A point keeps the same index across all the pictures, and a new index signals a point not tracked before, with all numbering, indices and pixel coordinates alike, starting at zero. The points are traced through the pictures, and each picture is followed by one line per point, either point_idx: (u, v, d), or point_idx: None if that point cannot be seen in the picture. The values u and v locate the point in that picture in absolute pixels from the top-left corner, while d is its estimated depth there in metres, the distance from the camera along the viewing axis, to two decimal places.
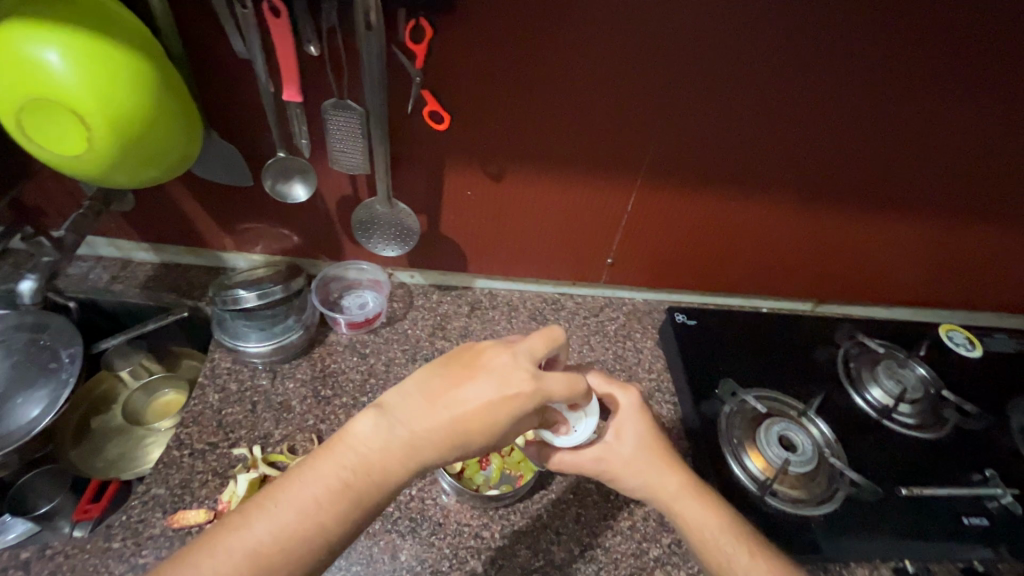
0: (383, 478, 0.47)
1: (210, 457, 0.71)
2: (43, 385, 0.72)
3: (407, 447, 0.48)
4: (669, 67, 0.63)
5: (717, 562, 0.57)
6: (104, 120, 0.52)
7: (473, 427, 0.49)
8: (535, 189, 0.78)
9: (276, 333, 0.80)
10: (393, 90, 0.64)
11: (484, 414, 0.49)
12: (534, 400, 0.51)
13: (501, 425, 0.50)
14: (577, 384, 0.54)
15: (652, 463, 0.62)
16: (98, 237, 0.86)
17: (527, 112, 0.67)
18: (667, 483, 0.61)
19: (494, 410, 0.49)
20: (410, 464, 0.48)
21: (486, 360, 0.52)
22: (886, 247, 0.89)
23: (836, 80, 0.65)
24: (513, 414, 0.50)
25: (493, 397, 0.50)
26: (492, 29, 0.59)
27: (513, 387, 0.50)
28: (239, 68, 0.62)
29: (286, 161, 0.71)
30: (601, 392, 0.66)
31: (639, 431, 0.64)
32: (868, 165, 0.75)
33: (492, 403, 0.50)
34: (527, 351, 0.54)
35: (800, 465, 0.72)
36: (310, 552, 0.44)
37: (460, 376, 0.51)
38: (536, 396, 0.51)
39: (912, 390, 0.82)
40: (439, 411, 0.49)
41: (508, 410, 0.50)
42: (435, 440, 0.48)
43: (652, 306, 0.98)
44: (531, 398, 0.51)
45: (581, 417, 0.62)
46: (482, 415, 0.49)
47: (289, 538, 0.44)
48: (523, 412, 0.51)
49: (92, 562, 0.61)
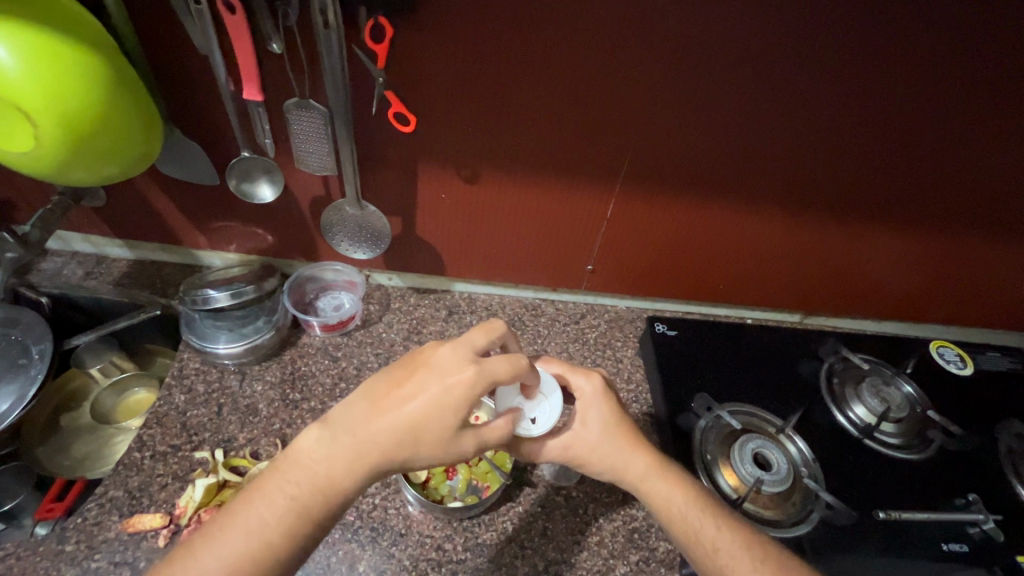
0: (327, 487, 0.46)
1: (171, 460, 0.70)
2: (10, 380, 0.71)
3: (349, 458, 0.47)
4: (645, 72, 0.61)
5: None
6: (55, 119, 0.51)
7: (421, 427, 0.47)
8: (512, 194, 0.76)
9: (246, 334, 0.79)
10: (358, 90, 0.63)
11: (427, 411, 0.47)
12: (482, 386, 0.48)
13: (450, 421, 0.47)
14: (519, 362, 0.51)
15: (618, 449, 0.60)
16: (72, 232, 0.85)
17: (499, 115, 0.66)
18: (639, 483, 0.59)
19: (440, 407, 0.47)
20: (354, 477, 0.47)
21: (427, 357, 0.51)
22: (874, 260, 0.87)
23: (815, 90, 0.63)
24: (462, 406, 0.48)
25: (435, 394, 0.48)
26: (458, 29, 0.57)
27: (454, 379, 0.48)
28: (200, 65, 0.61)
29: (250, 160, 0.70)
30: (558, 377, 0.64)
31: (605, 414, 0.61)
32: (853, 175, 0.73)
33: (435, 399, 0.48)
34: (466, 343, 0.52)
35: (774, 485, 0.69)
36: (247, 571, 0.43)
37: (401, 379, 0.50)
38: (479, 382, 0.48)
39: (897, 409, 0.80)
40: (381, 417, 0.48)
41: (449, 405, 0.47)
42: (384, 445, 0.47)
43: (635, 314, 0.96)
44: (475, 378, 0.48)
45: (541, 401, 0.60)
46: (425, 414, 0.47)
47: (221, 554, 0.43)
48: (469, 403, 0.48)
49: (44, 564, 0.61)
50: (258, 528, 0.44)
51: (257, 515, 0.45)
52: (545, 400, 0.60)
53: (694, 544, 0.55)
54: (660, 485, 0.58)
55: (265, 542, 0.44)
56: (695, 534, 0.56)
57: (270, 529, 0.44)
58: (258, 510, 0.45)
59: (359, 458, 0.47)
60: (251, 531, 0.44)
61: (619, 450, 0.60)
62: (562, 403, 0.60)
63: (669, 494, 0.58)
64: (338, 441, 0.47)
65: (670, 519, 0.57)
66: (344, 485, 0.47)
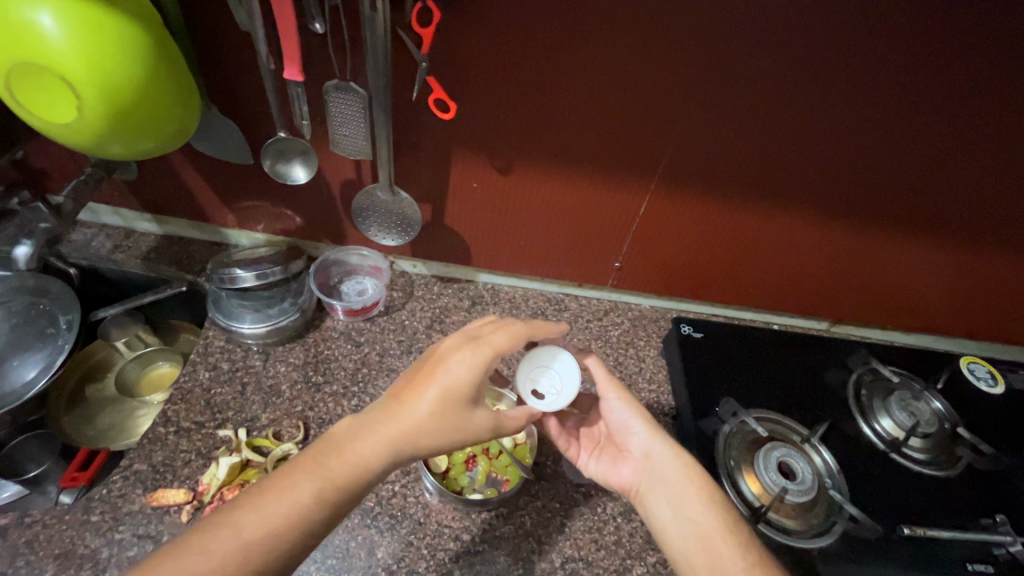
0: (355, 459, 0.48)
1: (195, 437, 0.70)
2: (38, 348, 0.72)
3: (392, 445, 0.49)
4: (697, 69, 0.59)
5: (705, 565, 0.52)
6: (98, 91, 0.50)
7: (434, 419, 0.50)
8: (546, 186, 0.75)
9: (271, 315, 0.79)
10: (399, 74, 0.62)
11: (438, 401, 0.51)
12: (484, 363, 0.53)
13: (458, 409, 0.51)
14: (517, 334, 0.57)
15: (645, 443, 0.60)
16: (102, 204, 0.85)
17: (540, 106, 0.64)
18: (671, 461, 0.60)
19: (457, 389, 0.51)
20: (373, 438, 0.49)
21: (434, 350, 0.55)
22: (909, 271, 0.85)
23: (876, 92, 0.60)
24: (470, 384, 0.52)
25: (451, 379, 0.51)
26: (506, 18, 0.56)
27: (456, 369, 0.52)
28: (241, 40, 0.60)
29: (285, 142, 0.70)
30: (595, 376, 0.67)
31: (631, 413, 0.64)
32: (902, 184, 0.71)
33: (444, 391, 0.51)
34: (471, 331, 0.57)
35: (798, 495, 0.69)
36: (284, 545, 0.43)
37: (416, 376, 0.53)
38: (480, 365, 0.53)
39: (927, 424, 0.78)
40: (411, 408, 0.50)
41: (458, 397, 0.51)
42: (409, 427, 0.49)
43: (660, 313, 0.94)
44: (485, 352, 0.53)
45: (553, 392, 0.63)
46: (437, 407, 0.50)
47: (249, 534, 0.42)
48: (472, 390, 0.52)
49: (70, 533, 0.62)
50: (303, 494, 0.45)
51: (301, 485, 0.45)
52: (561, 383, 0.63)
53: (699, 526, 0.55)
54: (670, 464, 0.60)
55: (297, 509, 0.44)
56: (703, 526, 0.55)
57: (313, 494, 0.45)
58: (303, 476, 0.46)
59: (387, 440, 0.49)
60: (295, 495, 0.45)
61: (629, 417, 0.64)
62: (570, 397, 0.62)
63: (677, 474, 0.59)
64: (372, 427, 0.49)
65: (676, 505, 0.57)
66: (364, 449, 0.48)
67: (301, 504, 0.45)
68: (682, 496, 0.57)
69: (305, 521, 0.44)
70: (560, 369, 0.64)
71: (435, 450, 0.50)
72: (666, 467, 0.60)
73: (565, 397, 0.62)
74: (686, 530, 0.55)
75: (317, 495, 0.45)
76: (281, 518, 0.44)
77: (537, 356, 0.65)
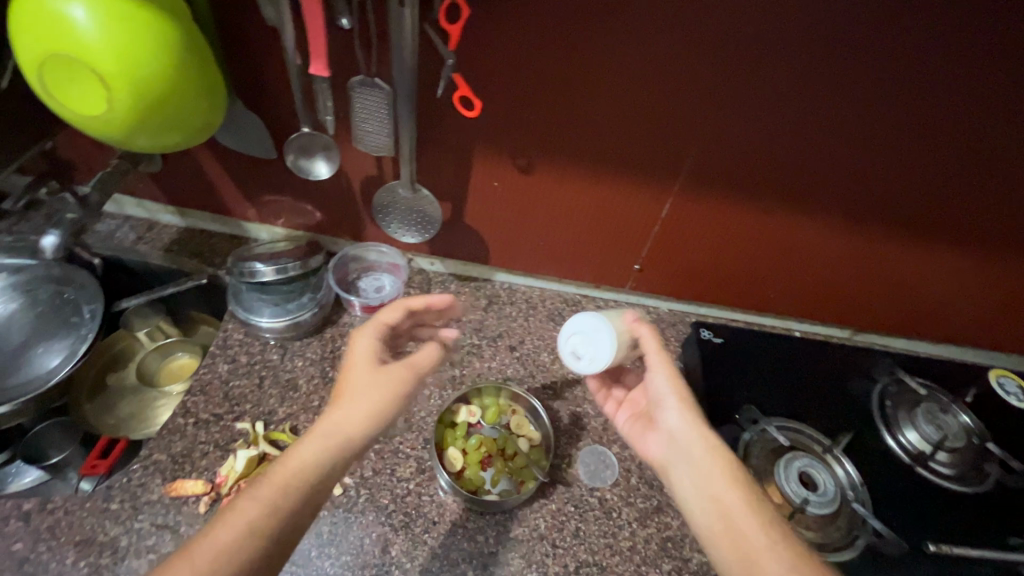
0: (298, 462, 0.48)
1: (213, 429, 0.71)
2: (64, 337, 0.74)
3: (326, 438, 0.50)
4: (724, 70, 0.58)
5: (725, 544, 0.50)
6: (125, 84, 0.50)
7: (346, 393, 0.54)
8: (567, 186, 0.74)
9: (290, 309, 0.79)
10: (425, 71, 0.62)
11: (346, 384, 0.55)
12: (369, 330, 0.60)
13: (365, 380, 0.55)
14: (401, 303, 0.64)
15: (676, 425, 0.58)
16: (127, 196, 0.86)
17: (564, 105, 0.63)
18: (695, 438, 0.58)
19: (357, 366, 0.56)
20: (310, 441, 0.50)
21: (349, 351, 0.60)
22: (938, 280, 0.82)
23: (907, 97, 0.59)
24: (366, 356, 0.57)
25: (353, 363, 0.56)
26: (533, 15, 0.55)
27: (355, 350, 0.58)
28: (269, 35, 0.60)
29: (309, 137, 0.70)
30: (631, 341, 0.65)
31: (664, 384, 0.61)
32: (930, 192, 0.69)
33: (350, 373, 0.56)
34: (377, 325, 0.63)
35: (819, 506, 0.67)
36: (246, 555, 0.43)
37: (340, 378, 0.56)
38: (369, 337, 0.59)
39: (953, 438, 0.76)
40: (340, 397, 0.53)
41: (360, 370, 0.56)
42: (332, 413, 0.52)
43: (678, 317, 0.93)
44: (365, 330, 0.60)
45: (589, 358, 0.63)
46: (346, 385, 0.54)
47: (209, 559, 0.42)
48: (372, 362, 0.57)
49: (90, 520, 0.63)
50: (252, 511, 0.45)
51: (248, 507, 0.45)
52: (597, 350, 0.63)
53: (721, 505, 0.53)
54: (695, 440, 0.57)
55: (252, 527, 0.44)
56: (726, 503, 0.52)
57: (255, 503, 0.46)
58: (248, 501, 0.46)
59: (325, 440, 0.50)
60: (249, 516, 0.45)
61: (661, 390, 0.61)
62: (604, 365, 0.62)
63: (703, 451, 0.56)
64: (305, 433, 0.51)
65: (699, 481, 0.55)
66: (305, 452, 0.49)
67: (254, 518, 0.45)
68: (704, 474, 0.55)
69: (262, 532, 0.45)
70: (598, 336, 0.63)
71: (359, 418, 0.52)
72: (689, 444, 0.58)
73: (596, 366, 0.62)
74: (708, 507, 0.53)
75: (264, 509, 0.46)
76: (239, 529, 0.44)
77: (579, 321, 0.64)
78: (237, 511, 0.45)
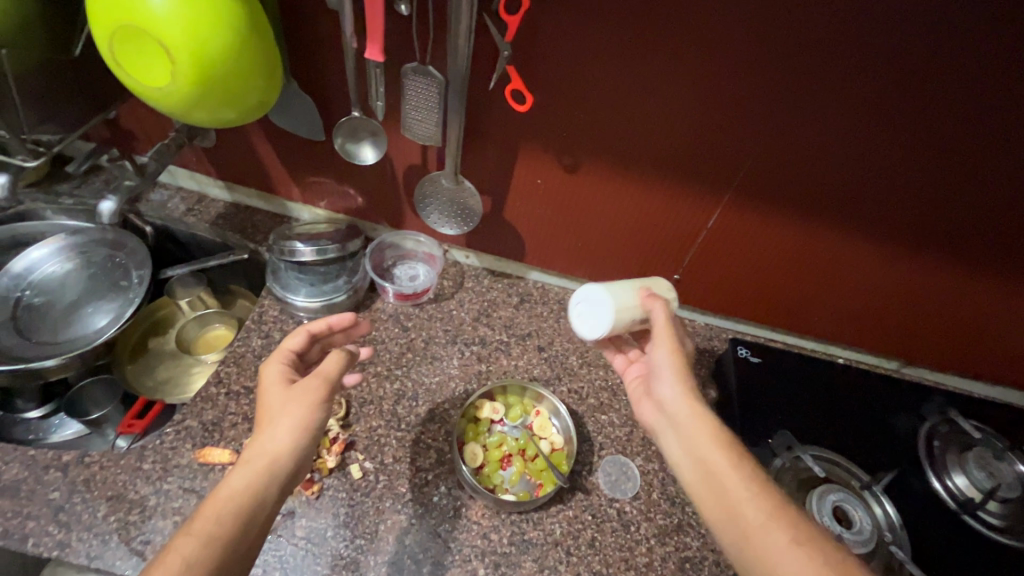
0: (226, 497, 0.46)
1: (243, 401, 0.72)
2: (112, 299, 0.77)
3: (252, 463, 0.48)
4: (789, 78, 0.55)
5: (714, 509, 0.49)
6: (177, 63, 0.52)
7: (259, 418, 0.52)
8: (611, 188, 0.72)
9: (325, 291, 0.80)
10: (479, 62, 0.61)
11: (261, 410, 0.53)
12: (274, 356, 0.59)
13: (275, 398, 0.53)
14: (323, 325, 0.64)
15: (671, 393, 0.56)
16: (180, 168, 0.89)
17: (616, 105, 0.62)
18: (682, 406, 0.55)
19: (266, 388, 0.55)
20: (239, 475, 0.47)
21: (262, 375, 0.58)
22: (1003, 318, 0.76)
23: (990, 118, 0.54)
24: (277, 375, 0.56)
25: (265, 386, 0.55)
26: (592, 11, 0.54)
27: (267, 369, 0.57)
28: (328, 18, 0.61)
29: (358, 121, 0.70)
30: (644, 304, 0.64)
31: (665, 353, 0.58)
32: (1006, 222, 0.64)
33: (262, 398, 0.54)
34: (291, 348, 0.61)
35: (852, 545, 0.64)
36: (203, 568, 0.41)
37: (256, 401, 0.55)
38: (274, 360, 0.58)
39: (1008, 488, 0.70)
40: (260, 424, 0.51)
41: (269, 395, 0.54)
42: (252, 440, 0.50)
43: (714, 332, 0.90)
44: (269, 359, 0.58)
45: (589, 323, 0.65)
46: (263, 407, 0.53)
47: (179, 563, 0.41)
48: (283, 383, 0.55)
49: (123, 477, 0.65)
50: (190, 548, 0.42)
51: (177, 547, 0.42)
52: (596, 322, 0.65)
53: (707, 473, 0.51)
54: (682, 405, 0.55)
55: (184, 562, 0.41)
56: (710, 459, 0.51)
57: (189, 537, 0.42)
58: (181, 538, 0.43)
59: (249, 466, 0.48)
60: (185, 552, 0.42)
61: (659, 361, 0.59)
62: (595, 334, 0.65)
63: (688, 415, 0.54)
64: (232, 469, 0.48)
65: (688, 446, 0.53)
66: (233, 482, 0.47)
67: (187, 557, 0.41)
68: (689, 438, 0.53)
69: (193, 565, 0.41)
70: (600, 313, 0.64)
71: (278, 437, 0.49)
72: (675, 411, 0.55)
73: (590, 332, 0.65)
74: (692, 467, 0.52)
75: (204, 544, 0.42)
76: (171, 569, 0.40)
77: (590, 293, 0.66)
78: (193, 529, 0.43)
